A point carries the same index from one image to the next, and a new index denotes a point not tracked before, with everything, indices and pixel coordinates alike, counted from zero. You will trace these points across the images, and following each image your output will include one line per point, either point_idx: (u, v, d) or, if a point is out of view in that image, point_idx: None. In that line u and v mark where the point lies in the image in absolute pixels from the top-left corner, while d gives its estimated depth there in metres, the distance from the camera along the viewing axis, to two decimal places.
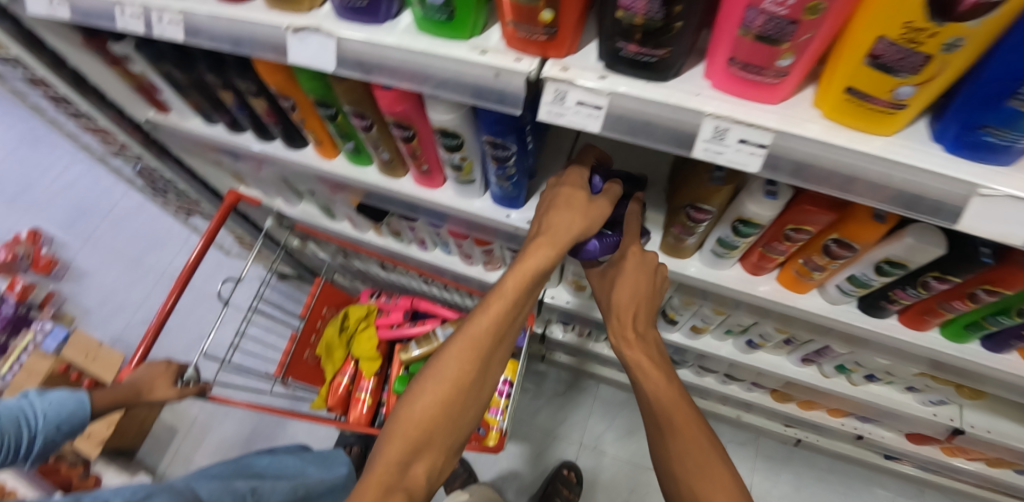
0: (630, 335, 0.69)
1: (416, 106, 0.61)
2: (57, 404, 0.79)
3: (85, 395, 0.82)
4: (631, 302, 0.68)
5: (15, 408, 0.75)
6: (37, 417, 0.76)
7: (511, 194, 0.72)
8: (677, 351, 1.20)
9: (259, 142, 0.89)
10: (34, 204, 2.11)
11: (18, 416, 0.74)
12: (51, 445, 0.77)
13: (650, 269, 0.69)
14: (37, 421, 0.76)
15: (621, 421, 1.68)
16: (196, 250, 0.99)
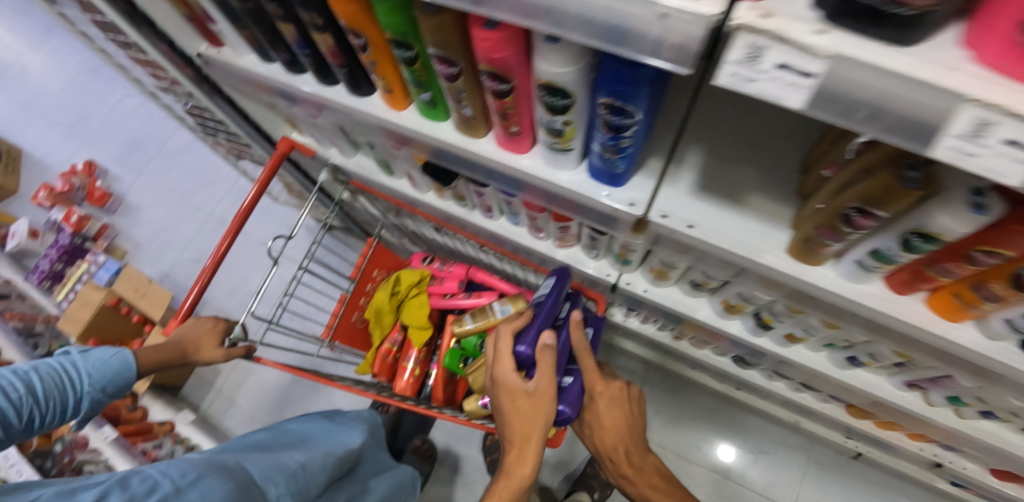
0: (620, 458, 0.85)
1: (521, 53, 0.49)
2: (100, 363, 0.69)
3: (128, 353, 0.73)
4: (615, 434, 0.84)
5: (56, 370, 0.65)
6: (81, 380, 0.67)
7: (614, 170, 0.61)
8: (752, 353, 1.09)
9: (321, 86, 0.79)
10: (91, 134, 2.11)
11: (61, 379, 0.65)
12: (91, 410, 0.69)
13: (622, 404, 0.84)
14: (79, 385, 0.66)
15: None
16: (250, 197, 0.92)
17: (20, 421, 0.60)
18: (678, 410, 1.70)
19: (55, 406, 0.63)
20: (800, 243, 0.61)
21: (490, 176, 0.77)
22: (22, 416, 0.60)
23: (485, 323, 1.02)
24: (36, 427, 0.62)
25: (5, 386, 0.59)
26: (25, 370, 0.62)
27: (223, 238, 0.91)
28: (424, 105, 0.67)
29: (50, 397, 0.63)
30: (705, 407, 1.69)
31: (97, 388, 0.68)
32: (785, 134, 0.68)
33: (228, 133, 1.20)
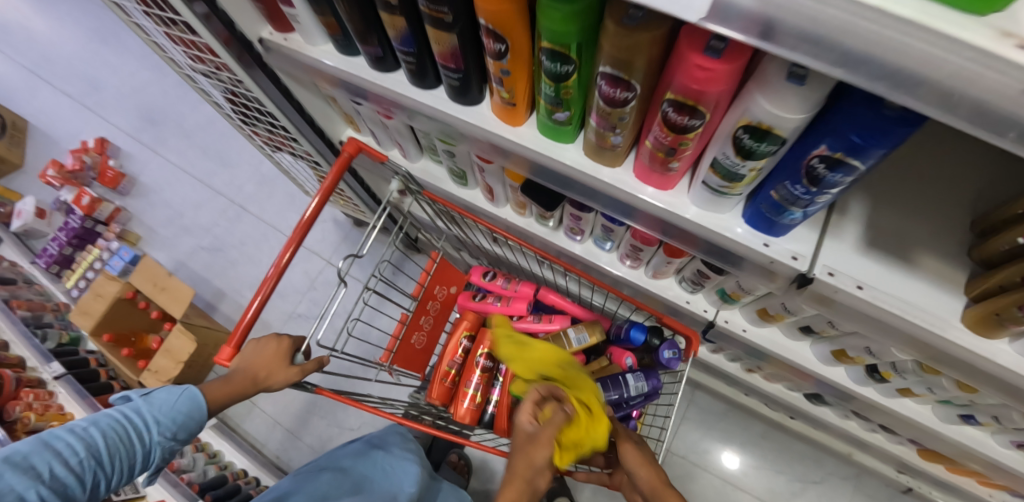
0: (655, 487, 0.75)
1: (732, 88, 0.40)
2: (167, 405, 0.60)
3: (197, 388, 0.63)
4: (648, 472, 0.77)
5: (119, 423, 0.56)
6: (146, 429, 0.58)
7: (787, 220, 0.53)
8: (837, 394, 1.01)
9: (414, 87, 0.69)
10: (101, 106, 1.97)
11: (126, 432, 0.56)
12: (170, 454, 0.61)
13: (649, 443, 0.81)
14: (146, 435, 0.58)
15: (717, 431, 1.65)
16: (310, 208, 0.82)
17: (85, 488, 0.53)
18: (722, 434, 1.64)
19: (121, 463, 0.55)
20: (985, 316, 0.51)
21: (606, 203, 0.67)
22: (83, 484, 0.52)
23: (559, 352, 0.98)
24: (109, 484, 0.55)
25: (62, 453, 0.52)
26: (87, 428, 0.54)
27: (284, 248, 0.81)
28: (554, 124, 0.58)
29: (114, 456, 0.55)
30: (752, 432, 1.64)
31: (167, 435, 0.59)
32: (965, 184, 0.58)
33: (273, 125, 1.08)
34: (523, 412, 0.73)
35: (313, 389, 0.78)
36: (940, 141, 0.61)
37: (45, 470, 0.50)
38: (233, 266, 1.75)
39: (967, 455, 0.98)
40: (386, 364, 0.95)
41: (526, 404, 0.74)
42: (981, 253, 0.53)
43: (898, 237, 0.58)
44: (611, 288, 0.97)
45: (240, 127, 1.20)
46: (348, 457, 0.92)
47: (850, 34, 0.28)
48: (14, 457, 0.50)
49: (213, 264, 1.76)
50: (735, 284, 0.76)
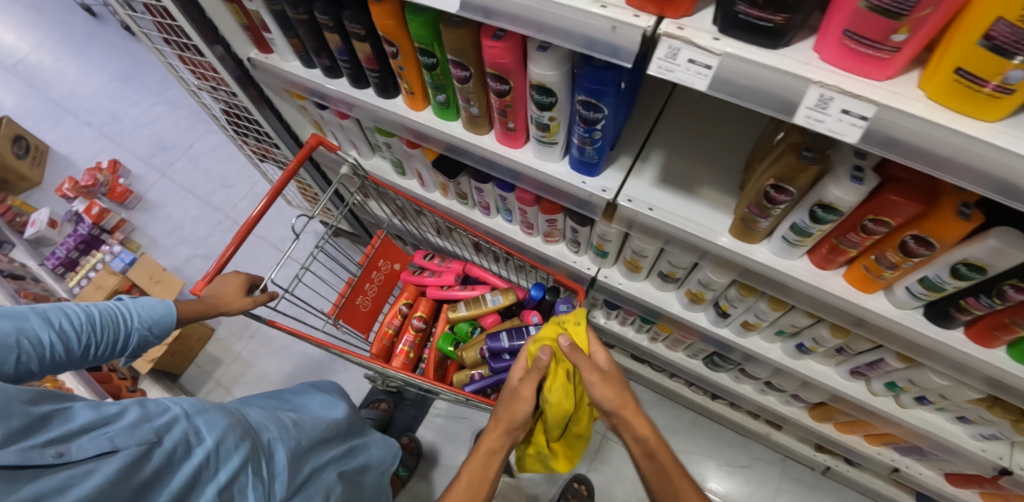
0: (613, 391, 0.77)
1: (515, 59, 0.64)
2: (148, 307, 0.78)
3: (172, 301, 0.81)
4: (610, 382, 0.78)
5: (112, 308, 0.73)
6: (131, 318, 0.75)
7: (591, 160, 0.74)
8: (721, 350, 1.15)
9: (354, 88, 0.95)
10: (118, 135, 2.26)
11: (115, 315, 0.73)
12: (140, 349, 0.77)
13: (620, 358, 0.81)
14: (129, 321, 0.74)
15: None
16: (257, 209, 1.05)
17: (81, 345, 0.68)
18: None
19: (108, 334, 0.71)
20: (740, 224, 0.73)
21: (490, 165, 0.87)
22: (81, 340, 0.67)
23: (477, 311, 1.14)
24: (95, 350, 0.70)
25: (70, 314, 0.67)
26: (89, 305, 0.71)
27: (237, 235, 1.03)
28: (438, 104, 0.83)
29: (104, 327, 0.71)
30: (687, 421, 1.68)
31: (145, 326, 0.76)
32: (741, 142, 0.81)
33: (259, 133, 1.33)
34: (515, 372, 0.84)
35: (265, 321, 0.96)
36: (725, 110, 0.84)
37: (58, 321, 0.65)
38: None
39: (834, 398, 1.13)
40: (331, 316, 1.08)
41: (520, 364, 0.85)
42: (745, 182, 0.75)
43: (684, 178, 0.79)
44: (539, 265, 1.11)
45: (233, 138, 1.45)
46: (295, 391, 1.02)
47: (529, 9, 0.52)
48: (34, 309, 0.64)
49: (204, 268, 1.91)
50: (595, 233, 0.94)
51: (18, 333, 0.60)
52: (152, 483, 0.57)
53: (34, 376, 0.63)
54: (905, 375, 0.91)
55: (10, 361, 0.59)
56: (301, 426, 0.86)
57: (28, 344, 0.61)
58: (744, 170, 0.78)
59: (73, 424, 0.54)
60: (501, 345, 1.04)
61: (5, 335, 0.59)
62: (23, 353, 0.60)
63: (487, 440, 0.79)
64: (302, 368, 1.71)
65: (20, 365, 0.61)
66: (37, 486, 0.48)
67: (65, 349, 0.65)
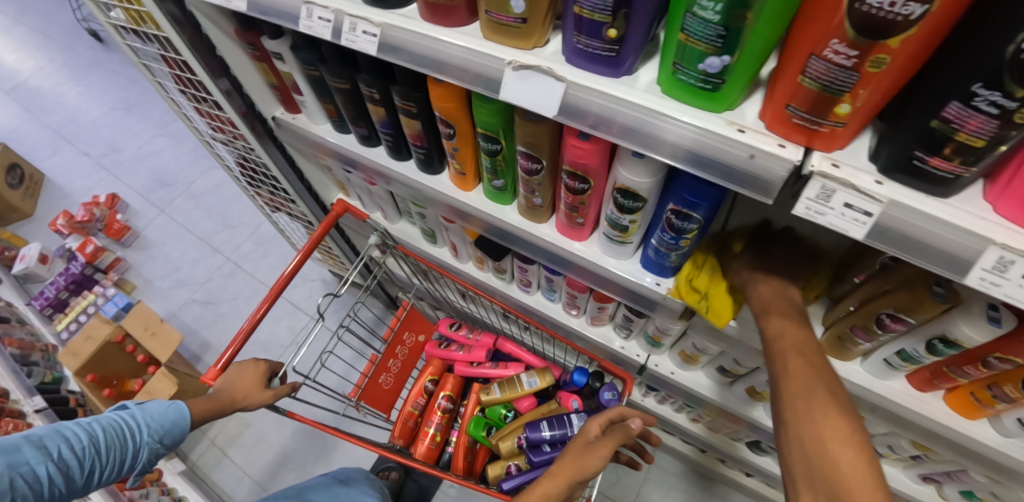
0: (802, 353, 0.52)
1: (603, 162, 0.58)
2: (158, 413, 0.68)
3: (184, 403, 0.71)
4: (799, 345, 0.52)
5: (116, 422, 0.64)
6: (139, 431, 0.65)
7: (667, 263, 0.68)
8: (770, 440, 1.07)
9: (391, 159, 0.87)
10: (117, 167, 2.17)
11: (121, 430, 0.64)
12: (152, 462, 0.68)
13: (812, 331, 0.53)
14: (137, 435, 0.65)
15: (678, 493, 1.56)
16: (293, 263, 0.97)
17: (83, 473, 0.59)
18: (682, 496, 1.55)
19: (113, 455, 0.62)
20: (834, 341, 0.66)
21: (543, 255, 0.80)
22: (82, 467, 0.59)
23: (512, 394, 1.06)
24: (100, 475, 0.61)
25: (70, 437, 0.59)
26: (92, 421, 0.62)
27: (262, 302, 0.93)
28: (494, 189, 0.76)
29: (109, 446, 0.62)
30: (714, 494, 1.56)
31: (155, 438, 0.66)
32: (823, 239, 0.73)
33: (276, 187, 1.25)
34: (591, 425, 0.83)
35: (284, 413, 0.86)
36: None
37: (56, 450, 0.58)
38: (220, 319, 1.78)
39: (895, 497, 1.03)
40: (353, 399, 1.00)
41: (596, 418, 0.84)
42: (834, 291, 0.66)
43: None
44: (566, 339, 1.03)
45: (246, 189, 1.37)
46: (313, 487, 0.96)
47: (639, 124, 0.46)
48: (28, 437, 0.57)
49: (203, 316, 1.79)
50: (654, 326, 0.87)
51: (10, 473, 0.54)
52: None
53: None
54: (988, 489, 0.81)
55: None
56: None
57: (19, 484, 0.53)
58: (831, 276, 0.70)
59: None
60: (541, 435, 0.96)
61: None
62: (17, 495, 0.53)
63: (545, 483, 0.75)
64: (306, 428, 1.59)
65: None
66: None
67: (63, 482, 0.57)
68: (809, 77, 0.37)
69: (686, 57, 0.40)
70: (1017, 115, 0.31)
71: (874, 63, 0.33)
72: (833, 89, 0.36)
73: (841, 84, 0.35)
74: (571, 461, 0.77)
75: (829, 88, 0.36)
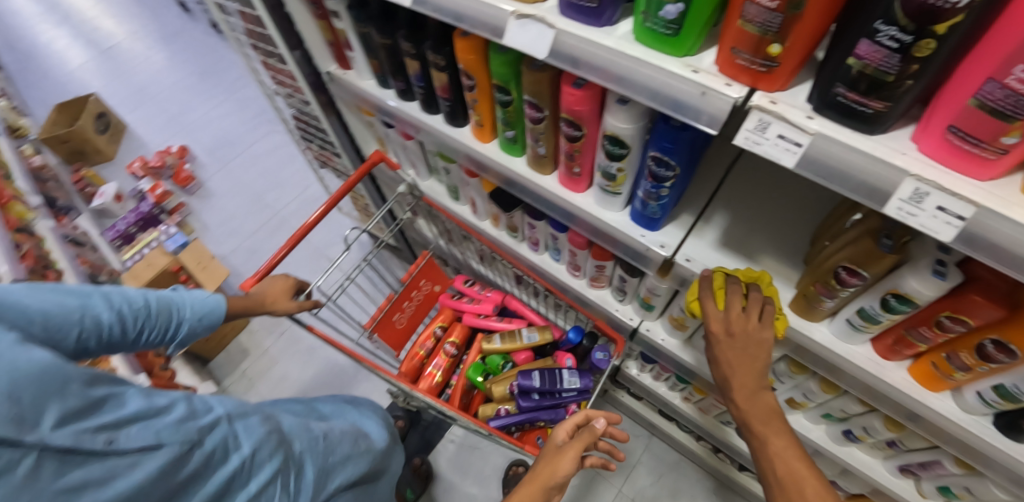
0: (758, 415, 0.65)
1: (593, 109, 0.66)
2: (199, 300, 0.81)
3: (222, 296, 0.85)
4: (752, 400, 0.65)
5: (166, 297, 0.77)
6: (184, 308, 0.79)
7: (653, 215, 0.74)
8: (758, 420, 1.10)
9: (423, 113, 0.97)
10: (190, 125, 2.41)
11: (169, 303, 0.77)
12: (186, 339, 0.80)
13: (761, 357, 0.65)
14: (180, 312, 0.78)
15: (669, 481, 1.58)
16: (315, 214, 1.07)
17: (135, 328, 0.70)
18: (673, 485, 1.57)
19: (160, 322, 0.74)
20: (802, 300, 0.71)
21: (549, 205, 0.87)
22: (136, 323, 0.70)
23: (511, 346, 1.14)
24: (146, 336, 0.72)
25: (130, 298, 0.71)
26: (148, 292, 0.74)
27: (281, 248, 1.01)
28: (506, 140, 0.84)
29: (158, 314, 0.74)
30: (705, 488, 1.56)
31: (193, 319, 0.79)
32: (805, 215, 0.80)
33: (324, 141, 1.40)
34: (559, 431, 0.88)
35: (305, 326, 0.99)
36: (786, 184, 0.83)
37: (118, 303, 0.68)
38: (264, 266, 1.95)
39: (878, 495, 1.03)
40: (368, 329, 1.10)
41: (566, 422, 0.90)
42: (809, 256, 0.73)
43: (747, 245, 0.78)
44: (576, 304, 1.08)
45: (299, 143, 1.54)
46: (322, 400, 1.07)
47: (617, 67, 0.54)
48: (99, 289, 0.68)
49: (249, 261, 1.97)
50: (645, 286, 0.92)
51: (83, 309, 0.63)
52: (192, 479, 0.60)
53: (89, 353, 0.65)
54: (962, 482, 0.80)
55: (73, 336, 0.61)
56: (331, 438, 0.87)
57: (92, 322, 0.64)
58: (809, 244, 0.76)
59: (124, 411, 0.57)
60: (532, 384, 1.03)
61: (71, 311, 0.61)
62: (85, 330, 0.63)
63: (521, 491, 0.79)
64: (325, 372, 1.73)
65: (80, 341, 0.63)
66: (84, 473, 0.51)
67: (121, 329, 0.68)
68: (746, 21, 0.44)
69: (651, 6, 0.49)
70: (914, 49, 0.37)
71: (794, 6, 0.40)
72: (764, 29, 0.43)
73: (771, 26, 0.43)
74: (544, 467, 0.82)
75: (762, 30, 0.44)
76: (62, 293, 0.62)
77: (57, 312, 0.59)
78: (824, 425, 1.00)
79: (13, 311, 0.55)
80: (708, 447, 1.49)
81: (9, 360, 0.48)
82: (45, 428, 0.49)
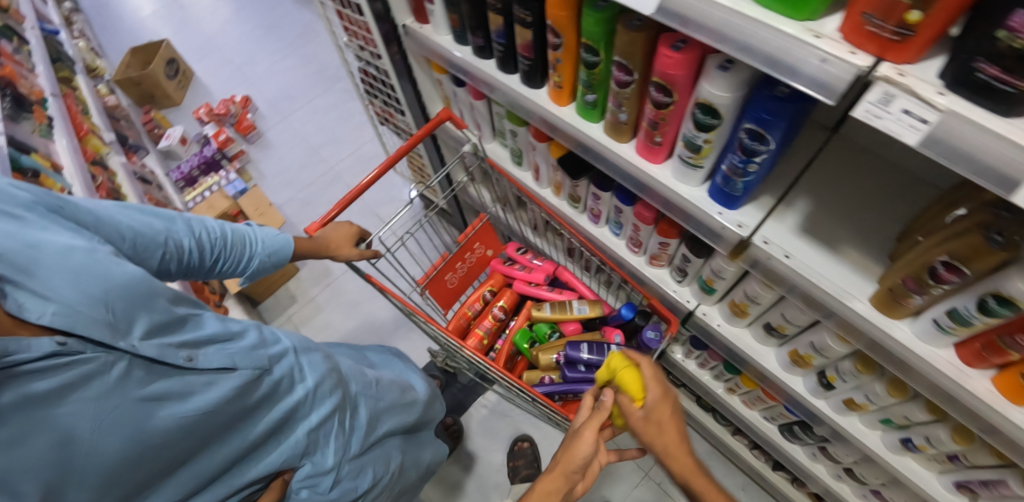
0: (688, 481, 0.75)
1: (689, 74, 0.63)
2: (270, 237, 0.84)
3: (290, 236, 0.87)
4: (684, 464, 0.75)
5: (240, 230, 0.80)
6: (256, 242, 0.81)
7: (734, 193, 0.72)
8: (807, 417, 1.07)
9: (499, 71, 0.97)
10: (254, 76, 2.47)
11: (242, 236, 0.79)
12: (255, 273, 0.83)
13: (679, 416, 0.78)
14: (252, 247, 0.80)
15: None
16: (369, 177, 1.08)
17: (211, 256, 0.73)
18: None
19: (234, 254, 0.76)
20: (885, 294, 0.68)
21: (619, 174, 0.86)
22: (213, 252, 0.73)
23: (560, 316, 1.15)
24: (220, 266, 0.75)
25: (208, 228, 0.73)
26: (224, 223, 0.77)
27: (334, 207, 1.02)
28: (586, 104, 0.82)
29: (233, 246, 0.76)
30: (733, 481, 1.55)
31: (264, 254, 0.82)
32: (893, 209, 0.75)
33: (390, 97, 1.44)
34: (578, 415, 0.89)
35: (363, 274, 1.01)
36: (872, 176, 0.79)
37: (197, 230, 0.71)
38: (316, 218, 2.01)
39: None
40: (422, 284, 1.14)
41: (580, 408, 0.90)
42: (896, 250, 0.70)
43: (828, 232, 0.75)
44: (637, 285, 1.09)
45: (363, 97, 1.59)
46: (372, 348, 1.10)
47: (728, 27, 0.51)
48: (181, 215, 0.70)
49: (302, 212, 2.03)
50: (709, 268, 0.91)
51: (167, 232, 0.66)
52: (260, 404, 0.60)
53: (170, 275, 0.69)
54: None
55: (157, 257, 0.64)
56: (382, 385, 0.89)
57: (174, 246, 0.66)
58: (897, 237, 0.72)
59: (202, 332, 0.57)
60: (580, 355, 1.04)
61: (157, 232, 0.64)
62: (168, 253, 0.66)
63: (545, 482, 0.79)
64: (367, 325, 1.79)
65: (163, 263, 0.66)
66: (166, 385, 0.50)
67: (199, 257, 0.70)
68: None
69: None
70: None
71: None
72: None
73: None
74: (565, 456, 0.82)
75: None
76: (149, 215, 0.65)
77: (145, 232, 0.62)
78: (880, 432, 0.96)
79: (105, 226, 0.57)
80: (742, 440, 1.48)
81: (103, 273, 0.48)
82: (135, 337, 0.49)
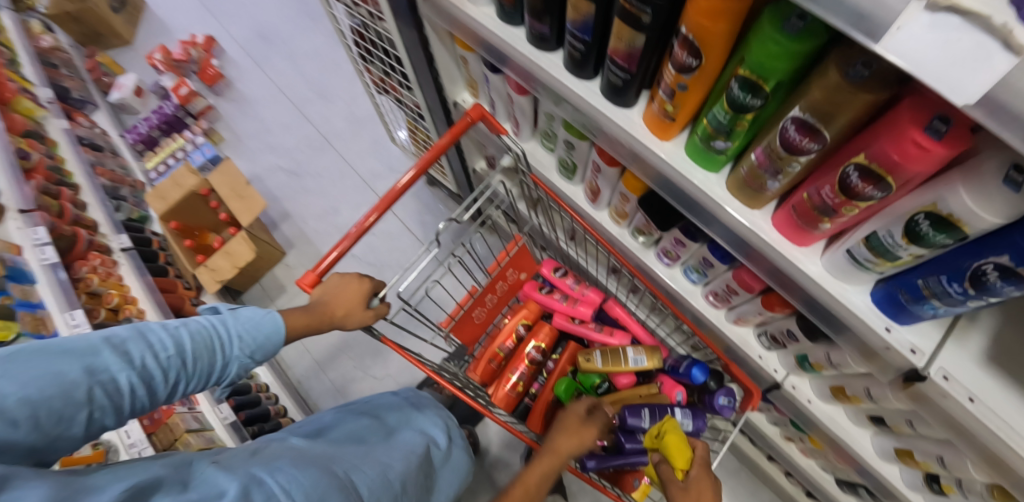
0: None
1: (931, 171, 0.38)
2: (251, 324, 0.62)
3: (279, 313, 0.65)
4: None
5: (207, 330, 0.58)
6: (231, 342, 0.60)
7: (917, 312, 0.51)
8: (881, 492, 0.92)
9: (568, 72, 0.69)
10: (219, 8, 2.05)
11: (210, 340, 0.58)
12: (242, 375, 0.63)
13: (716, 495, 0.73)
14: (227, 348, 0.59)
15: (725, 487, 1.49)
16: (405, 180, 0.83)
17: (166, 383, 0.54)
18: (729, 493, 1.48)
19: (202, 368, 0.56)
20: None
21: (726, 234, 0.65)
22: (167, 379, 0.53)
23: (614, 368, 0.97)
24: (187, 388, 0.56)
25: (155, 345, 0.53)
26: (181, 326, 0.57)
27: (371, 209, 0.80)
28: (712, 149, 0.57)
29: (198, 358, 0.56)
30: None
31: (245, 353, 0.61)
32: None
33: (393, 69, 1.13)
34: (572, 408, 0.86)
35: (378, 336, 0.80)
36: None
37: (138, 357, 0.52)
38: (304, 193, 1.73)
39: None
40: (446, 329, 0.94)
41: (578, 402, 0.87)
42: None
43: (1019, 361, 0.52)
44: (702, 335, 0.92)
45: (356, 62, 1.27)
46: (386, 408, 0.93)
47: None
48: (111, 338, 0.51)
49: (287, 185, 1.75)
50: (823, 355, 0.73)
51: (89, 380, 0.47)
52: None
53: (115, 426, 0.51)
54: None
55: (79, 420, 0.46)
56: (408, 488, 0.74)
57: (102, 394, 0.48)
58: None
59: None
60: (640, 423, 0.89)
61: (72, 387, 0.45)
62: (96, 407, 0.47)
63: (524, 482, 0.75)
64: None
65: (94, 421, 0.48)
66: None
67: (146, 393, 0.51)
68: None
69: None
70: None
71: None
72: None
73: None
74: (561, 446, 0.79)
75: None
76: (60, 359, 0.46)
77: (49, 395, 0.44)
78: None
79: None
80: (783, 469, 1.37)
81: None
82: None
